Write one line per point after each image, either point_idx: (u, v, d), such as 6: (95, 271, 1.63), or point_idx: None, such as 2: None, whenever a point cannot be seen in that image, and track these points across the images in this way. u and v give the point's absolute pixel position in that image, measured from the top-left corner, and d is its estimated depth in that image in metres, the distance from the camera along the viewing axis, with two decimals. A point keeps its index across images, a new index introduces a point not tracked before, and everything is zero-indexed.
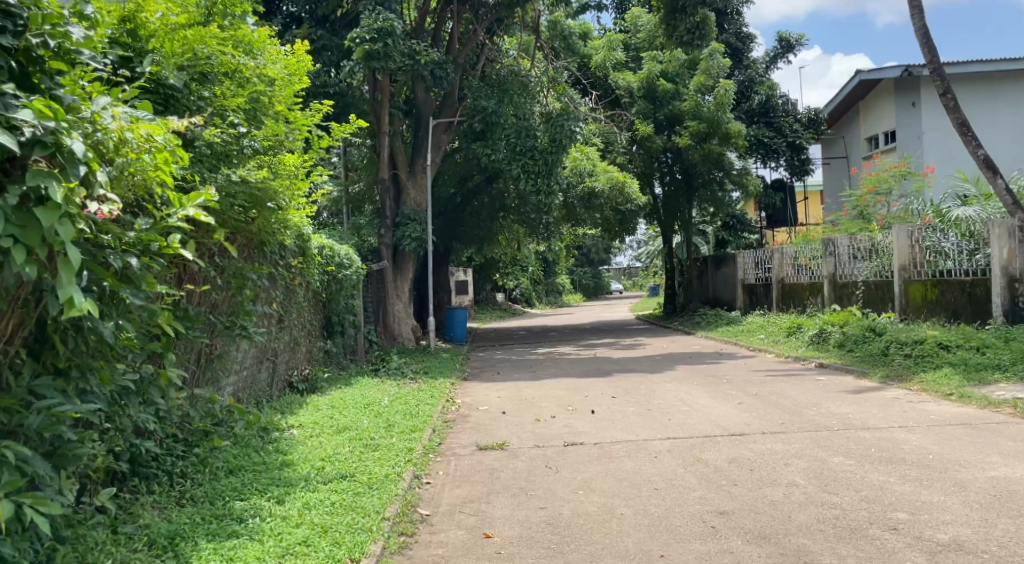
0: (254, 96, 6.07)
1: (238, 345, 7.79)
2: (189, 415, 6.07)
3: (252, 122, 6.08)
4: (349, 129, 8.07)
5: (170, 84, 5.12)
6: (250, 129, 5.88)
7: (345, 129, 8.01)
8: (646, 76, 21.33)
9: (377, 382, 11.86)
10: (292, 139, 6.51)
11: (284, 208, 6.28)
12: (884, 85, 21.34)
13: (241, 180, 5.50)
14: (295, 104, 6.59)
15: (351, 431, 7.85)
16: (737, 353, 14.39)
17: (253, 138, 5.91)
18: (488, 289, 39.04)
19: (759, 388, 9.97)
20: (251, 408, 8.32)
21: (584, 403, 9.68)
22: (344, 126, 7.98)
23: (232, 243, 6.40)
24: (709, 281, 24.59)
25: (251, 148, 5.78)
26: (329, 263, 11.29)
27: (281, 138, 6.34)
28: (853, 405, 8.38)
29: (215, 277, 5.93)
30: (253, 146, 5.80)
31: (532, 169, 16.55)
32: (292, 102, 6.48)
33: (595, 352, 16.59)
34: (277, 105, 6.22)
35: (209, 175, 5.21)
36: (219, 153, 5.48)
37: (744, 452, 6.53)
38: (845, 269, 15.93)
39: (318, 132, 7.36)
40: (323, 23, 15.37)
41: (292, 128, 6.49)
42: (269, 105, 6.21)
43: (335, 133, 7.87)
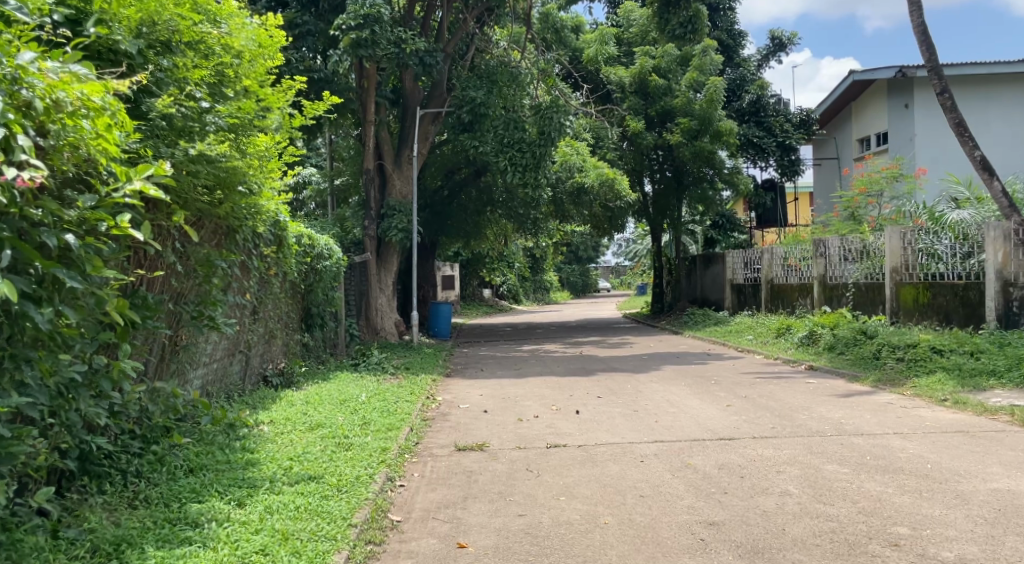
0: (219, 68, 5.71)
1: (206, 337, 7.48)
2: (148, 410, 5.72)
3: (218, 97, 5.69)
4: (323, 110, 7.67)
5: (123, 50, 4.85)
6: (214, 104, 5.51)
7: (319, 109, 7.66)
8: (638, 72, 21.02)
9: (356, 377, 11.51)
10: (263, 118, 6.14)
11: (252, 192, 5.95)
12: (878, 85, 21.14)
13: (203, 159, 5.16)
14: (266, 79, 6.21)
15: (325, 428, 7.54)
16: (725, 354, 14.14)
17: (219, 114, 5.52)
18: (474, 285, 38.73)
19: (748, 390, 9.70)
20: (220, 402, 7.98)
21: (568, 403, 9.38)
22: (317, 105, 7.59)
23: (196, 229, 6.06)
24: (698, 281, 24.34)
25: (217, 125, 5.40)
26: (308, 253, 10.93)
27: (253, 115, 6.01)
28: (845, 410, 8.11)
29: (178, 264, 5.58)
30: (218, 122, 5.40)
31: (519, 162, 16.23)
32: (262, 77, 6.09)
33: (582, 350, 16.30)
34: (245, 80, 5.84)
35: (165, 151, 4.86)
36: (180, 129, 5.12)
37: (733, 458, 6.24)
38: (835, 270, 15.71)
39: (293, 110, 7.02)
40: (310, 8, 14.94)
41: (261, 105, 6.09)
42: (236, 79, 5.83)
43: (308, 113, 7.48)
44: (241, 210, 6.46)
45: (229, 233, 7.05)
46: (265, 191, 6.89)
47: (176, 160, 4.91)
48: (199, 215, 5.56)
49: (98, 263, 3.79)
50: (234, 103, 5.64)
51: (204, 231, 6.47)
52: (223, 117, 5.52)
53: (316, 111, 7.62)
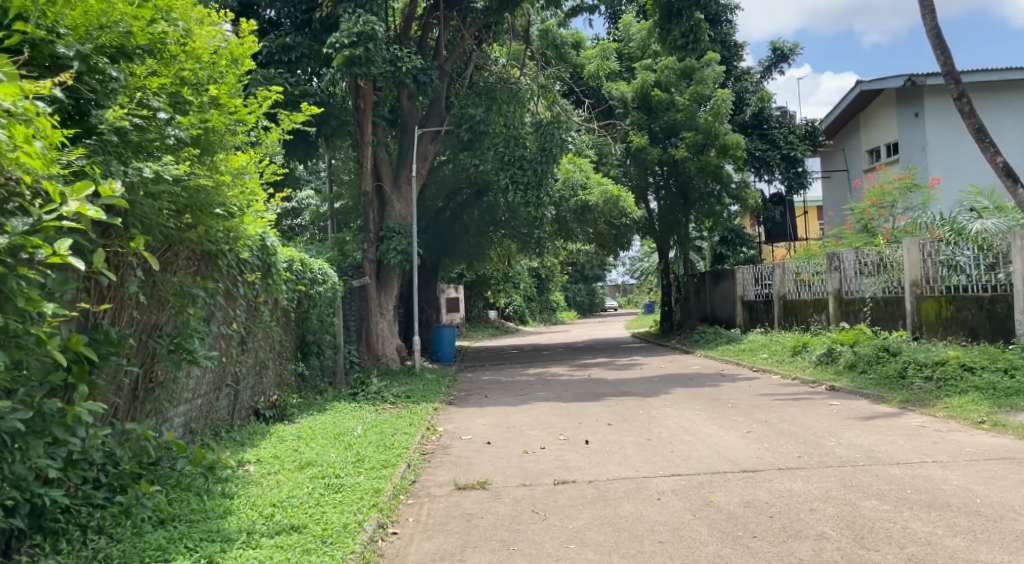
0: (181, 75, 5.26)
1: (186, 371, 6.99)
2: (115, 455, 5.21)
3: (180, 109, 5.21)
4: (295, 123, 7.27)
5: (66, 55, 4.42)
6: (173, 114, 5.02)
7: (294, 120, 7.28)
8: (640, 87, 20.50)
9: (354, 407, 10.96)
10: (236, 132, 5.70)
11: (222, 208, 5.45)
12: (887, 95, 20.70)
13: (164, 175, 4.68)
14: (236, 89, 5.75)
15: (314, 467, 7.01)
16: (740, 374, 13.55)
17: (180, 126, 5.01)
18: (480, 307, 38.19)
19: (767, 414, 9.12)
20: (204, 441, 7.46)
21: (576, 432, 8.82)
22: (294, 117, 7.18)
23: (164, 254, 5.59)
24: (707, 298, 23.76)
25: (178, 138, 4.88)
26: (299, 279, 10.43)
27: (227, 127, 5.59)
28: (875, 435, 7.55)
29: (143, 294, 5.11)
30: (179, 134, 4.90)
31: (520, 180, 15.73)
32: (230, 86, 5.63)
33: (590, 372, 15.73)
34: (209, 87, 5.38)
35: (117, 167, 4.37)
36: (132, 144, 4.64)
37: (759, 493, 5.69)
38: (851, 285, 15.15)
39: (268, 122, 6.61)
40: (303, 29, 14.55)
41: (230, 116, 5.62)
42: (199, 87, 5.36)
43: (284, 126, 7.06)
44: (215, 233, 5.99)
45: (209, 257, 6.64)
46: (245, 214, 6.42)
47: (129, 177, 4.44)
48: (164, 240, 5.10)
49: (32, 295, 3.42)
50: (194, 113, 5.16)
51: (178, 257, 6.03)
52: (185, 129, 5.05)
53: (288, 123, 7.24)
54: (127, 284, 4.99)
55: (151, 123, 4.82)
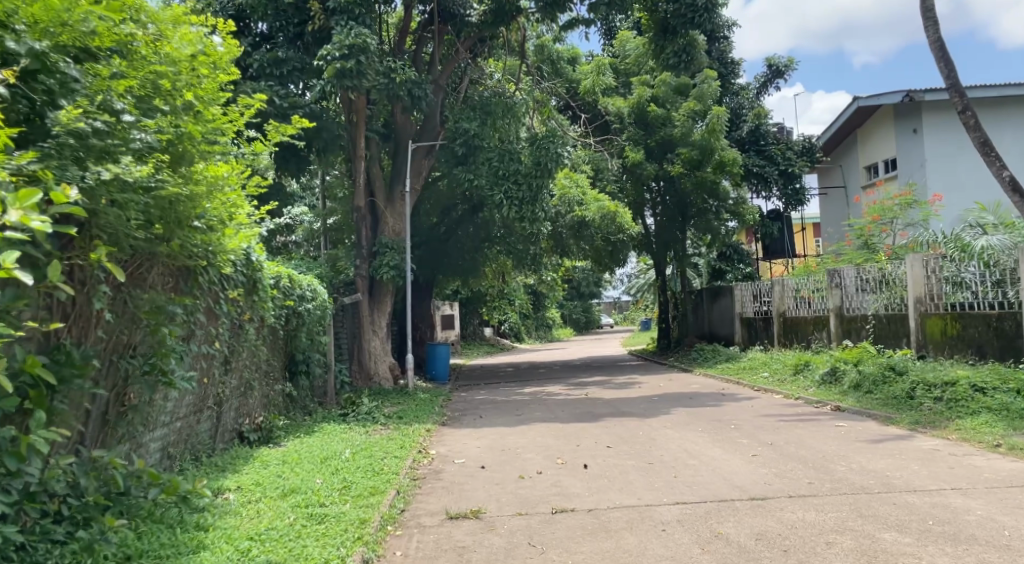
0: (153, 78, 4.95)
1: (162, 393, 6.67)
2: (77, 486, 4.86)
3: (149, 114, 4.90)
4: (283, 135, 6.96)
5: (17, 53, 4.12)
6: (140, 118, 4.71)
7: (282, 131, 6.98)
8: (636, 102, 20.30)
9: (343, 429, 10.57)
10: (215, 140, 5.40)
11: (194, 218, 5.15)
12: (885, 110, 20.53)
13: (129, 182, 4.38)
14: (216, 97, 5.45)
15: (298, 494, 6.65)
16: (741, 393, 13.20)
17: (146, 129, 4.69)
18: (475, 323, 37.92)
19: (772, 436, 8.77)
20: (183, 467, 7.12)
21: (574, 455, 8.46)
22: (283, 127, 6.92)
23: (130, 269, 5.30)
24: (705, 316, 23.44)
25: (144, 142, 4.56)
26: (287, 296, 10.08)
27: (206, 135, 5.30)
28: (888, 459, 7.20)
29: (108, 312, 4.80)
30: (145, 138, 4.58)
31: (515, 196, 15.41)
32: (206, 92, 5.33)
33: (587, 391, 15.36)
34: (185, 92, 5.08)
35: (73, 172, 4.07)
36: (91, 147, 4.32)
37: (770, 524, 5.34)
38: (853, 302, 14.87)
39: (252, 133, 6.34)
40: (296, 42, 14.30)
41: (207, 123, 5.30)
42: (174, 92, 5.05)
43: (273, 138, 6.80)
44: (189, 246, 5.71)
45: (189, 274, 6.36)
46: (224, 227, 6.12)
47: (86, 182, 4.10)
48: (131, 252, 4.81)
49: None
50: (164, 118, 4.84)
51: (153, 272, 5.74)
52: (153, 133, 4.74)
53: (276, 135, 6.95)
54: (93, 300, 4.69)
55: (115, 126, 4.50)
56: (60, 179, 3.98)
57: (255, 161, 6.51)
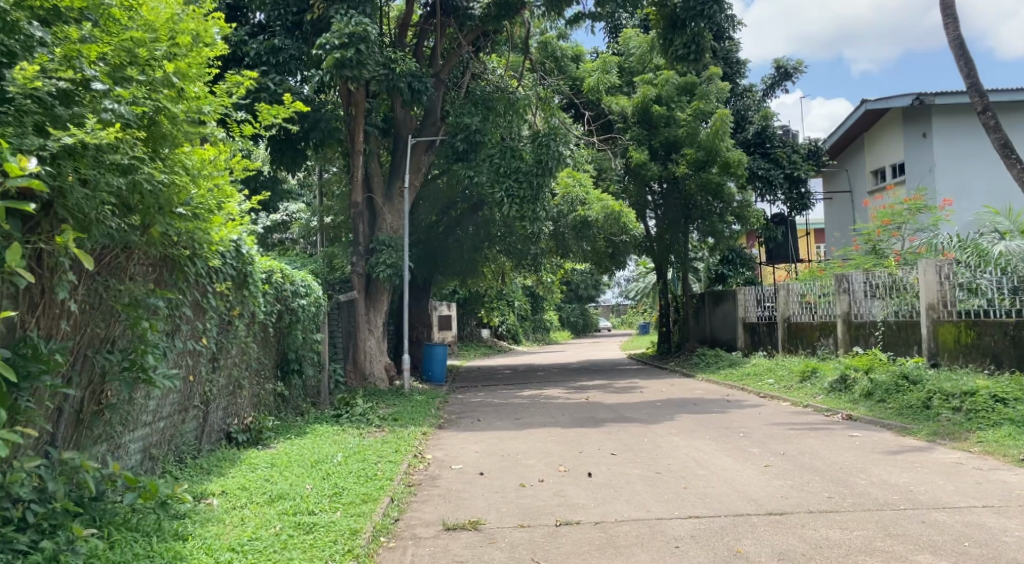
0: (129, 45, 4.55)
1: (144, 391, 6.30)
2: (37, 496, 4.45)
3: (123, 83, 4.49)
4: (273, 118, 6.61)
5: None
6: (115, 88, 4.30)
7: (272, 113, 6.63)
8: (640, 101, 19.89)
9: (336, 431, 10.17)
10: (197, 118, 5.02)
11: (172, 201, 4.77)
12: (894, 114, 20.19)
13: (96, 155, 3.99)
14: (200, 72, 5.09)
15: (287, 501, 6.26)
16: (747, 399, 12.83)
17: (120, 100, 4.28)
18: (472, 325, 37.52)
19: (785, 446, 8.40)
20: (166, 469, 6.76)
21: (577, 463, 8.09)
22: (271, 107, 6.59)
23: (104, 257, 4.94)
24: (707, 320, 23.04)
25: (116, 112, 4.15)
26: (279, 292, 9.66)
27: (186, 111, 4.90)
28: (910, 473, 6.82)
29: (75, 304, 4.43)
30: (118, 110, 4.17)
31: (516, 194, 14.87)
32: (189, 65, 4.97)
33: (587, 395, 14.97)
34: (166, 63, 4.69)
35: (30, 140, 3.67)
36: (56, 113, 3.92)
37: (793, 542, 4.96)
38: (861, 308, 14.50)
39: (240, 113, 6.00)
40: (293, 31, 13.89)
41: (190, 98, 4.92)
42: (153, 63, 4.68)
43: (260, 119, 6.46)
44: (172, 234, 5.32)
45: (175, 265, 5.98)
46: (211, 217, 5.75)
47: (47, 152, 3.70)
48: (103, 237, 4.43)
49: None
50: (141, 90, 4.45)
51: (134, 261, 5.38)
52: (127, 103, 4.34)
53: (267, 118, 6.61)
54: (55, 289, 4.29)
55: (84, 93, 4.10)
56: (16, 148, 3.59)
57: (243, 144, 6.16)
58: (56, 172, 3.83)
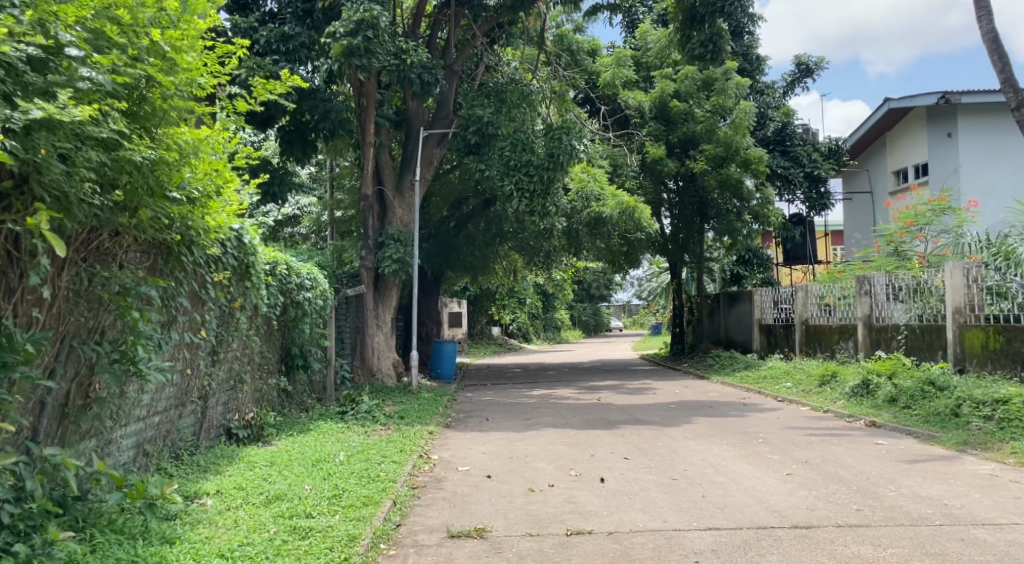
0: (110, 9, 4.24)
1: (138, 385, 6.02)
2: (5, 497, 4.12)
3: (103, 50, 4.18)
4: (271, 97, 6.35)
5: None
6: (94, 54, 4.02)
7: (268, 89, 6.34)
8: (658, 97, 19.50)
9: (340, 428, 9.88)
10: (185, 92, 4.72)
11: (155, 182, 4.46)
12: (918, 112, 19.70)
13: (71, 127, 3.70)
14: (191, 43, 4.80)
15: (284, 502, 5.95)
16: (764, 403, 12.43)
17: (99, 67, 3.99)
18: (483, 322, 37.19)
19: (807, 453, 8.03)
20: (161, 466, 6.49)
21: (589, 467, 7.75)
22: (268, 83, 6.31)
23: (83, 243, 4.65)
24: (721, 321, 22.59)
25: (93, 81, 3.86)
26: (283, 284, 9.37)
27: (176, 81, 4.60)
28: (942, 485, 6.43)
29: (49, 290, 4.14)
30: (95, 79, 3.88)
31: (527, 187, 14.54)
32: (177, 35, 4.67)
33: (599, 396, 14.60)
34: (152, 31, 4.40)
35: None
36: (26, 81, 3.61)
37: (822, 559, 4.61)
38: (882, 310, 14.06)
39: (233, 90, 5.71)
40: (304, 19, 13.51)
41: (179, 70, 4.63)
42: (138, 31, 4.39)
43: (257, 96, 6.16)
44: (163, 220, 5.01)
45: (170, 253, 5.69)
46: (208, 201, 5.45)
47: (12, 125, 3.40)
48: (83, 220, 4.13)
49: None
50: (122, 58, 4.15)
51: (124, 248, 5.09)
52: (107, 71, 4.04)
53: (263, 96, 6.34)
54: (29, 274, 4.01)
55: (59, 60, 3.80)
56: None
57: (240, 124, 5.88)
58: (28, 146, 3.54)
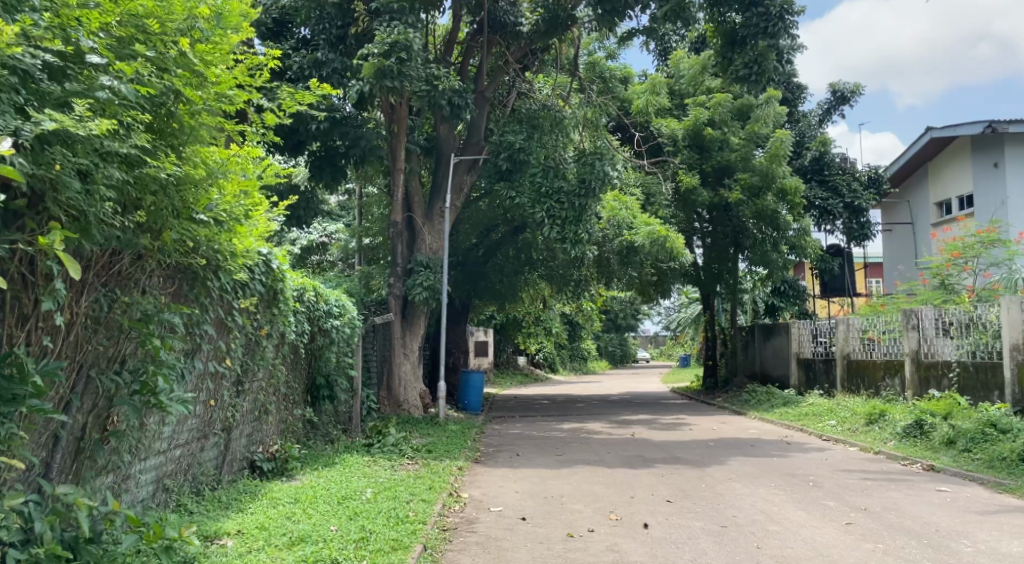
0: (138, 17, 4.00)
1: (160, 417, 5.70)
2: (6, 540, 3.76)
3: (127, 60, 3.93)
4: (302, 110, 6.08)
5: None
6: (115, 63, 3.76)
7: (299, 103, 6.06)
8: (692, 124, 19.14)
9: (367, 462, 9.50)
10: (213, 106, 4.44)
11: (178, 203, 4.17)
12: (961, 142, 19.15)
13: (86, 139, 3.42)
14: (221, 56, 4.53)
15: (308, 546, 5.55)
16: (809, 442, 11.86)
17: (121, 76, 3.73)
18: (509, 351, 36.77)
19: (864, 499, 7.50)
20: (181, 502, 6.16)
21: (630, 510, 7.29)
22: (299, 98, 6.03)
23: (102, 267, 4.38)
24: (755, 354, 21.95)
25: (114, 90, 3.59)
26: (310, 310, 9.07)
27: (204, 94, 4.32)
28: (1022, 540, 5.88)
29: (62, 316, 3.84)
30: (117, 88, 3.61)
31: (558, 214, 14.10)
32: (208, 48, 4.40)
33: (632, 431, 14.07)
34: (180, 39, 4.12)
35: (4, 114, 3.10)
36: (39, 90, 3.37)
37: None
38: (931, 346, 13.42)
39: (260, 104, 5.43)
40: (337, 46, 13.30)
41: (210, 84, 4.36)
42: (167, 40, 4.13)
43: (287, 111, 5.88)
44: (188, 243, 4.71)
45: (196, 278, 5.40)
46: (236, 226, 5.15)
47: (23, 139, 3.12)
48: (102, 241, 3.85)
49: None
50: (147, 68, 3.89)
51: (147, 273, 4.81)
52: (128, 81, 3.78)
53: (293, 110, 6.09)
54: (42, 300, 3.71)
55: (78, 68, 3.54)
56: None
57: (269, 140, 5.62)
58: (41, 159, 3.25)
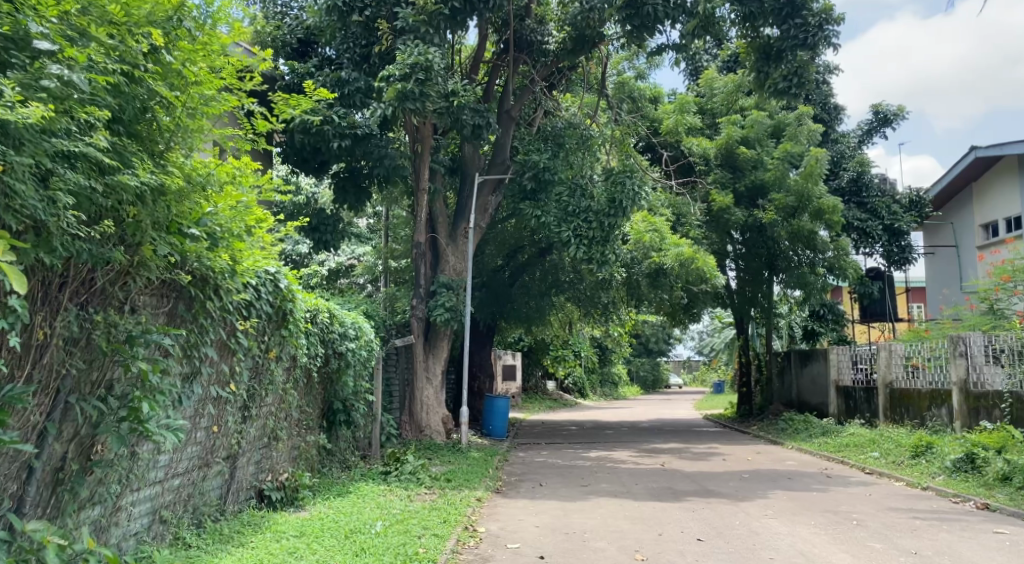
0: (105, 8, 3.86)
1: (156, 446, 5.38)
2: None
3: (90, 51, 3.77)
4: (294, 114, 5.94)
5: None
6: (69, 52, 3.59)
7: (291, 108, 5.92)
8: (725, 142, 18.69)
9: (383, 492, 9.08)
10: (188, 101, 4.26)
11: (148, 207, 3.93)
12: (1007, 162, 18.39)
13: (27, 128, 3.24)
14: (200, 54, 4.39)
15: None
16: (852, 476, 11.19)
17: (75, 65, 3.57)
18: (538, 376, 36.16)
19: (914, 541, 6.90)
20: (179, 536, 5.80)
21: (657, 549, 6.76)
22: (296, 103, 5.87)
23: (78, 283, 4.12)
24: (791, 381, 21.18)
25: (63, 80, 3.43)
26: (323, 333, 8.72)
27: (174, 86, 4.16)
28: None
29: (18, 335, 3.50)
30: (67, 76, 3.46)
31: (585, 234, 13.65)
32: (188, 46, 4.25)
33: (662, 461, 13.47)
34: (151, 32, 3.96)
35: None
36: None
37: None
38: (981, 375, 12.68)
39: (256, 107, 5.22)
40: (362, 64, 13.13)
41: (188, 84, 4.25)
42: (136, 33, 3.98)
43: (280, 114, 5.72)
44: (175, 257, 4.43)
45: (193, 297, 5.11)
46: (231, 240, 4.88)
47: None
48: (64, 251, 3.60)
49: None
50: (107, 57, 3.72)
51: (134, 290, 4.52)
52: (85, 72, 3.63)
53: (285, 114, 5.97)
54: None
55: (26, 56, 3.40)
56: None
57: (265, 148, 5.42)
58: None
